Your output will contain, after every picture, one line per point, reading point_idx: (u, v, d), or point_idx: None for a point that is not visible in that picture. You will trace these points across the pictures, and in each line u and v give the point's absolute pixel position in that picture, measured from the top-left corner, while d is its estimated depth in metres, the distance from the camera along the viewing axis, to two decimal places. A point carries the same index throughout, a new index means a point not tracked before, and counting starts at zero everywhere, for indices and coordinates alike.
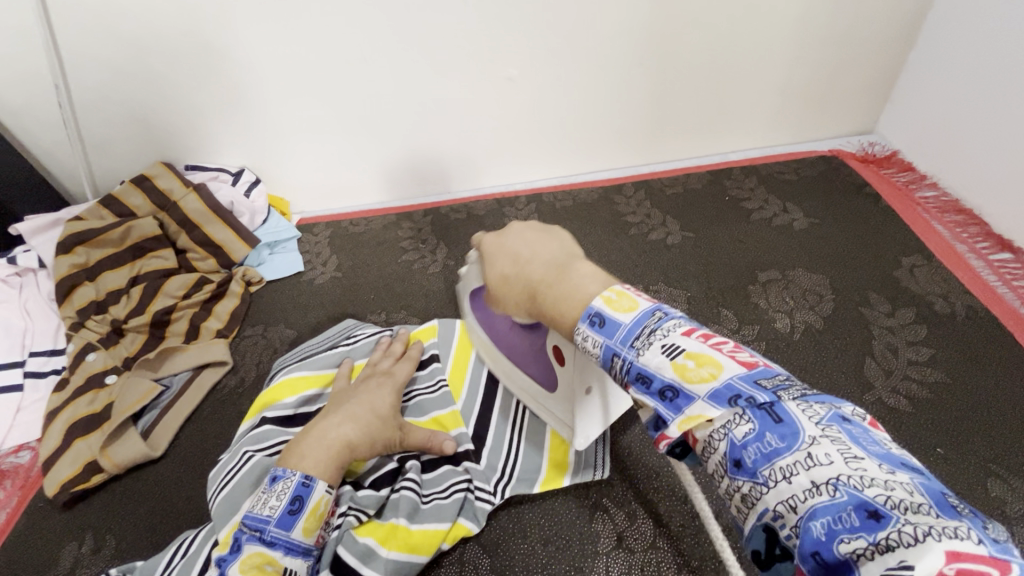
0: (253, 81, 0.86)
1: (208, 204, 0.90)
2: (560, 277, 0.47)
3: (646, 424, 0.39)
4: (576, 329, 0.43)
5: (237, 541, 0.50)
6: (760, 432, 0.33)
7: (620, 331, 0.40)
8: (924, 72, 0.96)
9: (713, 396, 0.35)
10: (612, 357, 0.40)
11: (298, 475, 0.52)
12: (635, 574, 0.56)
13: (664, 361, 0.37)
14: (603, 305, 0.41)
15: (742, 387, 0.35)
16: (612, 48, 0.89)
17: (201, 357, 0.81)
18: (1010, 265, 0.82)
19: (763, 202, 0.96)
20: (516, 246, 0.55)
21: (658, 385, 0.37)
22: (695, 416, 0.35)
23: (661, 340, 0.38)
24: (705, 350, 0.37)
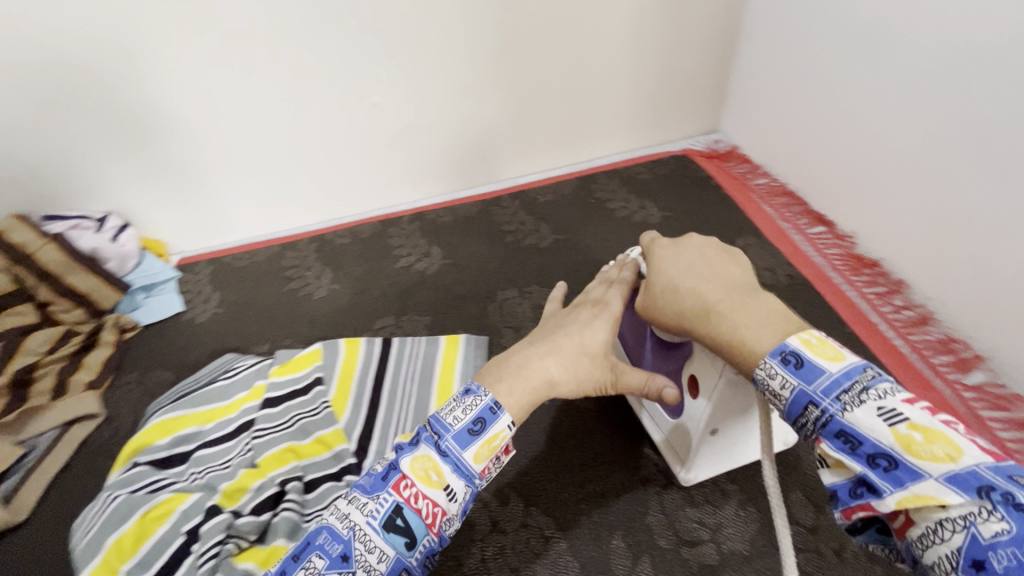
0: (107, 123, 0.85)
1: (70, 253, 0.87)
2: (745, 310, 0.45)
3: (839, 488, 0.38)
4: (763, 362, 0.42)
5: (417, 434, 0.44)
6: (1021, 534, 0.31)
7: (823, 380, 0.39)
8: (745, 77, 1.11)
9: (952, 479, 0.33)
10: (807, 404, 0.39)
11: (491, 397, 0.45)
12: (507, 552, 0.59)
13: (882, 426, 0.36)
14: (804, 346, 0.40)
15: (993, 479, 0.33)
16: (469, 71, 0.96)
17: (68, 413, 0.78)
18: (823, 237, 0.96)
19: (624, 201, 1.06)
20: (691, 258, 0.52)
21: (871, 449, 0.36)
22: (923, 498, 0.34)
23: (876, 401, 0.37)
24: (932, 423, 0.35)
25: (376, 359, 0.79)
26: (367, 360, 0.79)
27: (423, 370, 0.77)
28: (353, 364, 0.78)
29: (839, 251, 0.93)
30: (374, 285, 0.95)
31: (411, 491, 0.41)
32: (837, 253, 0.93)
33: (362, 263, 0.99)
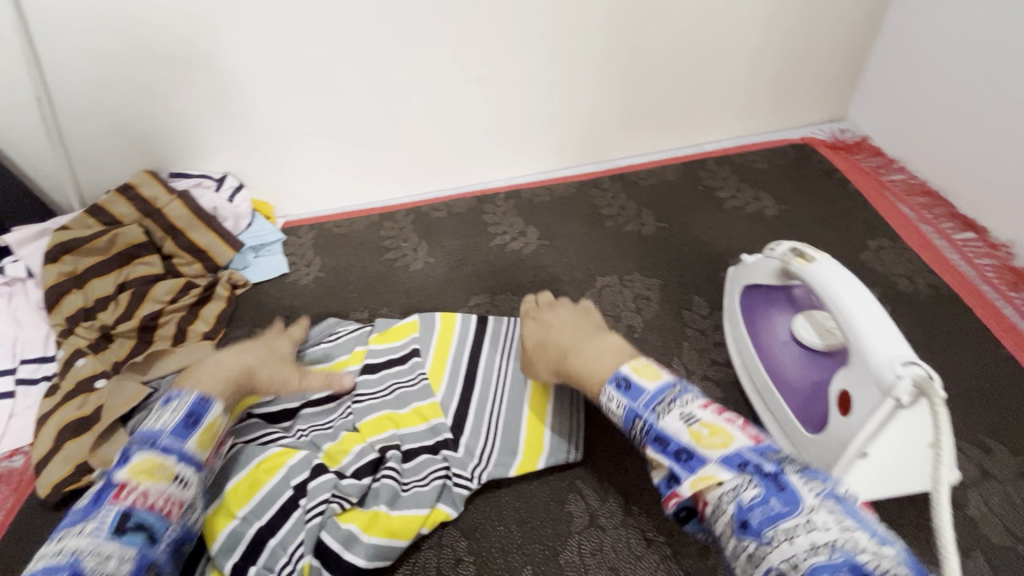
0: (231, 89, 0.88)
1: (192, 210, 0.93)
2: (596, 347, 0.57)
3: (661, 483, 0.47)
4: (603, 389, 0.53)
5: (124, 453, 0.50)
6: (766, 495, 0.40)
7: (645, 396, 0.50)
8: (888, 59, 0.99)
9: (725, 460, 0.43)
10: (634, 418, 0.49)
11: (195, 395, 0.55)
12: (606, 549, 0.59)
13: (683, 427, 0.46)
14: (632, 371, 0.52)
15: (749, 456, 0.43)
16: (582, 45, 0.91)
17: (188, 359, 0.82)
18: (973, 244, 0.85)
19: (735, 191, 0.98)
20: (559, 314, 0.67)
21: (676, 446, 0.46)
22: (709, 477, 0.43)
23: (681, 409, 0.47)
24: (720, 423, 0.46)
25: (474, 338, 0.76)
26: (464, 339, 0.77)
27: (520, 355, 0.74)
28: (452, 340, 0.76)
29: (992, 261, 0.82)
30: (470, 262, 0.94)
31: (135, 494, 0.47)
32: (989, 264, 0.82)
33: (458, 239, 0.98)
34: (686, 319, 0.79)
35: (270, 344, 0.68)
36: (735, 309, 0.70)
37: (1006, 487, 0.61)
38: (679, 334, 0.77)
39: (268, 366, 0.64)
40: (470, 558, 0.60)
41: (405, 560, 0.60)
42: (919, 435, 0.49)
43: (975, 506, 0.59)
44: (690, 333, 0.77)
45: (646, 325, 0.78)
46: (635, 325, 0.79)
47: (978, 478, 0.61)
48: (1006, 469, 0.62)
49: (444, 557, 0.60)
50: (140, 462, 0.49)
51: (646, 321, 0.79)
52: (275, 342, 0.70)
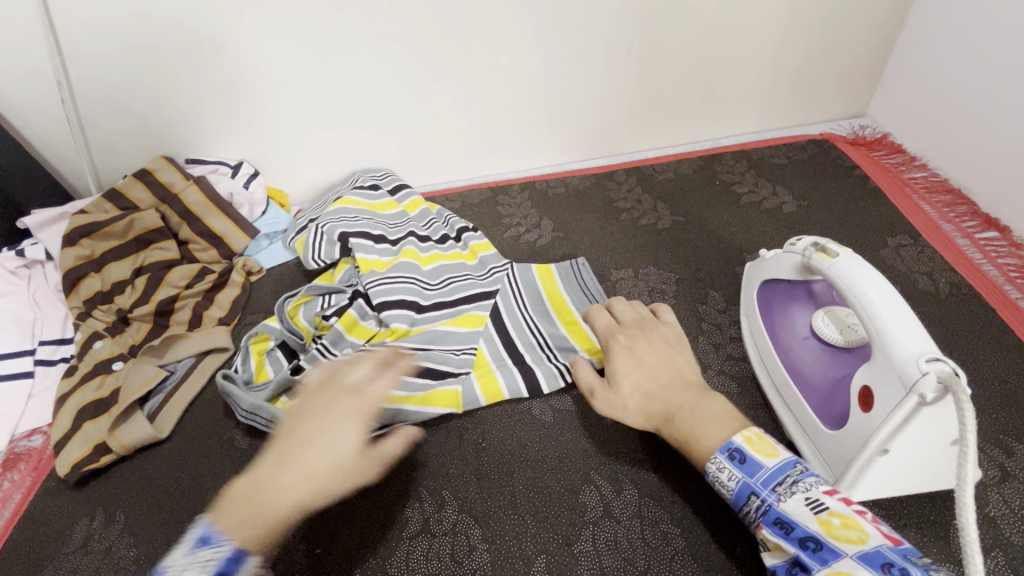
0: (249, 75, 0.88)
1: (209, 196, 0.93)
2: (705, 409, 0.56)
3: (779, 567, 0.47)
4: (712, 457, 0.52)
5: None
6: None
7: (761, 473, 0.50)
8: (912, 55, 0.97)
9: (862, 556, 0.42)
10: (749, 494, 0.49)
11: (228, 548, 0.43)
12: (620, 541, 0.59)
13: (808, 513, 0.46)
14: (746, 443, 0.52)
15: (893, 556, 0.41)
16: (602, 37, 0.90)
17: (203, 344, 0.82)
18: (995, 244, 0.84)
19: (753, 186, 0.97)
20: (660, 355, 0.63)
21: (801, 533, 0.46)
22: (842, 573, 0.42)
23: (804, 493, 0.47)
24: (849, 512, 0.45)
25: (493, 258, 0.86)
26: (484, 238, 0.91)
27: (522, 273, 0.84)
28: (468, 256, 0.88)
29: (1015, 260, 0.81)
30: None
31: None
32: (1012, 264, 0.81)
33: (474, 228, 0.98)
34: (702, 313, 0.78)
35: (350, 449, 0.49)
36: (754, 304, 0.70)
37: None
38: (694, 328, 0.76)
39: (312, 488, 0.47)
40: (485, 546, 0.60)
41: (419, 546, 0.60)
42: (942, 432, 0.49)
43: (996, 506, 0.58)
44: (706, 327, 0.76)
45: None
46: None
47: (999, 478, 0.60)
48: None
49: (458, 545, 0.60)
50: None
51: None
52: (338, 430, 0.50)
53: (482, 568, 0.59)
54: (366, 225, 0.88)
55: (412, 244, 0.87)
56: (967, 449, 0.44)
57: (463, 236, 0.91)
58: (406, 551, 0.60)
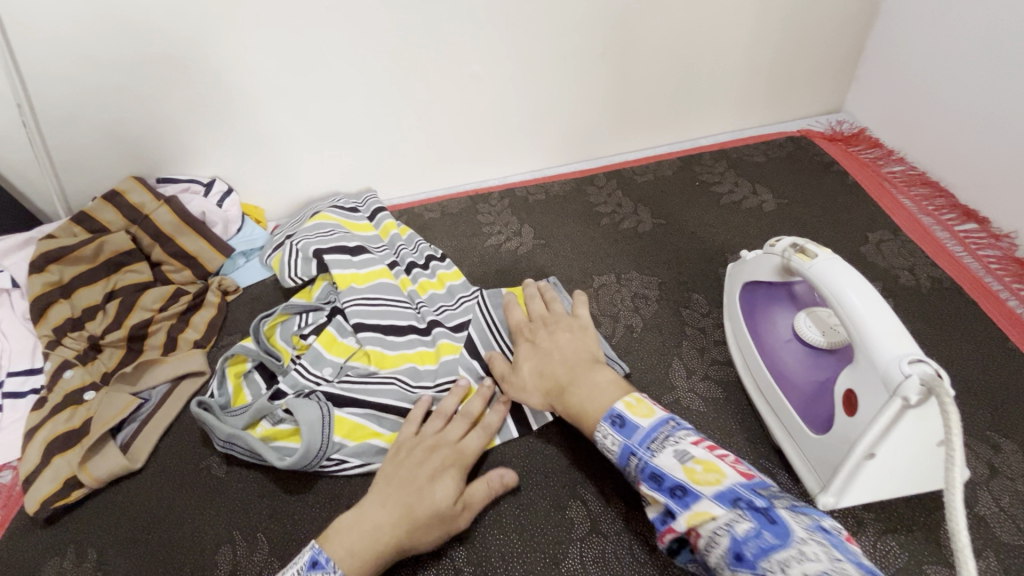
0: (218, 92, 0.86)
1: (181, 216, 0.90)
2: (591, 385, 0.61)
3: (657, 520, 0.50)
4: (598, 426, 0.57)
5: None
6: (758, 528, 0.43)
7: (639, 433, 0.54)
8: (887, 49, 0.97)
9: (718, 496, 0.47)
10: (629, 454, 0.53)
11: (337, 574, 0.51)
12: (609, 557, 0.58)
13: (677, 464, 0.50)
14: (624, 409, 0.56)
15: (742, 491, 0.46)
16: (575, 41, 0.89)
17: (178, 369, 0.80)
18: (975, 236, 0.84)
19: (733, 185, 0.97)
20: (561, 339, 0.69)
21: (670, 483, 0.49)
22: (702, 512, 0.46)
23: (674, 447, 0.52)
24: (710, 458, 0.50)
25: (462, 286, 0.85)
26: (453, 267, 0.89)
27: (494, 297, 0.83)
28: (437, 285, 0.86)
29: (995, 252, 0.81)
30: (465, 262, 0.93)
31: None
32: (992, 256, 0.81)
33: (453, 238, 0.97)
34: (685, 317, 0.77)
35: (433, 494, 0.57)
36: (732, 310, 0.69)
37: (1016, 485, 0.59)
38: (678, 332, 0.75)
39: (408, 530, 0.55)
40: (470, 568, 0.59)
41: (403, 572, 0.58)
42: (928, 434, 0.49)
43: (985, 505, 0.57)
44: (690, 331, 0.75)
45: (646, 324, 0.77)
46: (634, 325, 0.77)
47: (987, 475, 0.59)
48: (1017, 466, 0.60)
49: (443, 568, 0.59)
50: None
51: (645, 321, 0.77)
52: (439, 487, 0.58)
53: None
54: (343, 240, 0.87)
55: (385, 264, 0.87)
56: (954, 453, 0.43)
57: (431, 264, 0.89)
58: None
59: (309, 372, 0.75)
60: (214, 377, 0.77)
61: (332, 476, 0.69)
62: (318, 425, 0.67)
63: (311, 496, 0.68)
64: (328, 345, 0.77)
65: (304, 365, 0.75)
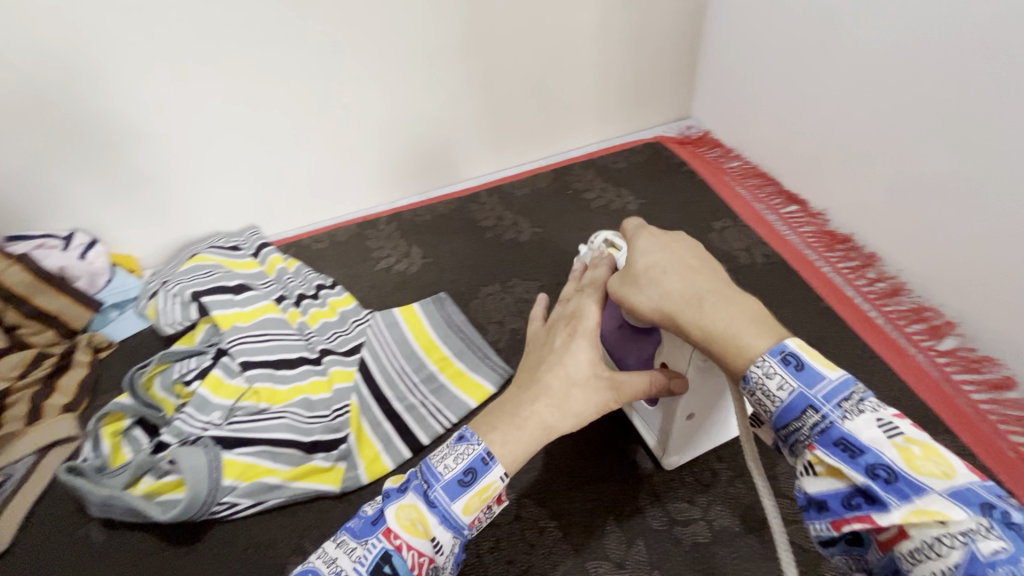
0: (65, 139, 0.83)
1: (37, 274, 0.84)
2: (736, 306, 0.46)
3: (828, 496, 0.38)
4: (759, 360, 0.42)
5: (405, 482, 0.48)
6: (1016, 553, 0.31)
7: (825, 384, 0.39)
8: (713, 63, 1.13)
9: (955, 494, 0.34)
10: (805, 407, 0.39)
11: (482, 446, 0.48)
12: (502, 545, 0.62)
13: (881, 437, 0.37)
14: (800, 349, 0.41)
15: (989, 496, 0.34)
16: (436, 67, 0.95)
17: (46, 437, 0.73)
18: (797, 215, 0.98)
19: (601, 190, 1.06)
20: (662, 256, 0.52)
21: (871, 459, 0.36)
22: (925, 512, 0.34)
23: (875, 415, 0.38)
24: (929, 440, 0.37)
25: (353, 311, 0.87)
26: (344, 292, 0.91)
27: (385, 318, 0.85)
28: (328, 313, 0.87)
29: (812, 228, 0.95)
30: (356, 288, 0.94)
31: (399, 542, 0.45)
32: (810, 231, 0.95)
33: (342, 266, 0.98)
34: None
35: (576, 357, 0.51)
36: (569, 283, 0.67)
37: None
38: None
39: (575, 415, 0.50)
40: None
41: None
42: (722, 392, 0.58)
43: None
44: None
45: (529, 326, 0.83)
46: (518, 327, 0.83)
47: None
48: None
49: None
50: (406, 513, 0.46)
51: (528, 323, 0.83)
52: (571, 358, 0.51)
53: None
54: (222, 279, 0.86)
55: (272, 299, 0.87)
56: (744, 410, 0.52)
57: (321, 293, 0.90)
58: None
59: (194, 419, 0.73)
60: (87, 441, 0.73)
61: (224, 521, 0.67)
62: (203, 471, 0.65)
63: (202, 546, 0.66)
64: (214, 389, 0.75)
65: (188, 414, 0.73)
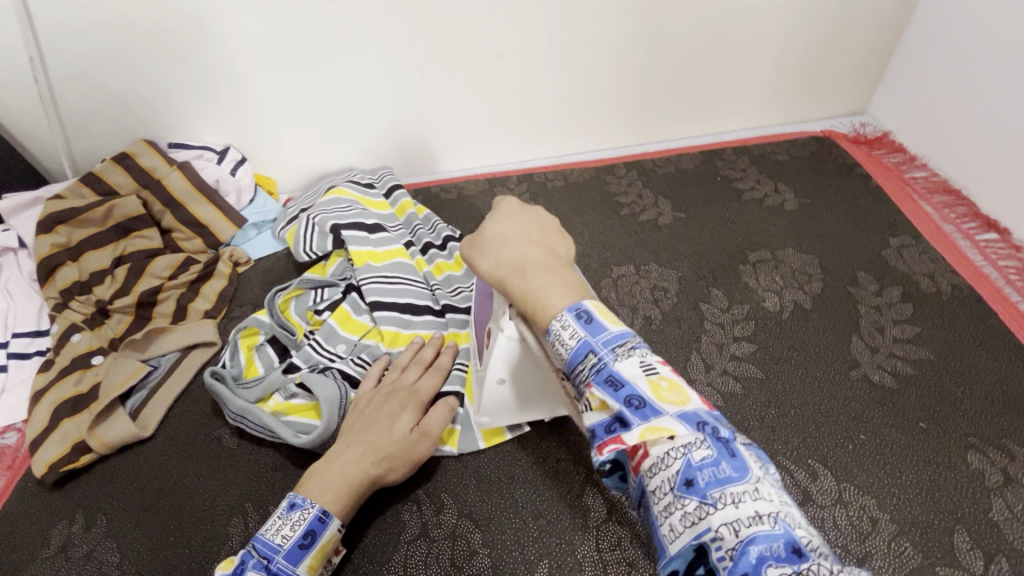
0: (234, 58, 0.84)
1: (193, 182, 0.88)
2: (557, 279, 0.45)
3: (597, 425, 0.38)
4: (558, 315, 0.42)
5: (243, 564, 0.53)
6: (717, 457, 0.35)
7: (605, 335, 0.40)
8: (915, 53, 0.96)
9: (681, 416, 0.36)
10: (586, 353, 0.39)
11: (316, 508, 0.55)
12: (624, 544, 0.59)
13: (639, 373, 0.38)
14: (595, 308, 0.41)
15: (707, 418, 0.37)
16: (604, 24, 0.88)
17: (189, 338, 0.78)
18: (996, 246, 0.84)
19: (754, 182, 0.96)
20: (510, 227, 0.49)
21: (629, 392, 0.37)
22: (660, 430, 0.36)
23: (640, 356, 0.39)
24: (675, 377, 0.39)
25: None
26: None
27: None
28: (454, 266, 0.85)
29: (1015, 263, 0.82)
30: None
31: None
32: (1011, 266, 0.81)
33: (469, 221, 0.96)
34: (704, 312, 0.77)
35: (400, 421, 0.62)
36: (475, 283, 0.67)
37: None
38: (697, 326, 0.75)
39: (391, 467, 0.59)
40: (485, 550, 0.60)
41: (415, 549, 0.60)
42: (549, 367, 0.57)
43: (999, 511, 0.59)
44: (709, 326, 0.75)
45: (664, 317, 0.77)
46: (653, 316, 0.77)
47: (1002, 482, 0.61)
48: None
49: (459, 549, 0.60)
50: None
51: (664, 313, 0.77)
52: (394, 422, 0.62)
53: (483, 573, 0.58)
54: (359, 217, 0.86)
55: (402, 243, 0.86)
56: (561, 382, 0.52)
57: (449, 245, 0.87)
58: (404, 555, 0.59)
59: (323, 348, 0.74)
60: (226, 348, 0.76)
61: None
62: (337, 405, 0.66)
63: None
64: (342, 321, 0.76)
65: (317, 342, 0.75)
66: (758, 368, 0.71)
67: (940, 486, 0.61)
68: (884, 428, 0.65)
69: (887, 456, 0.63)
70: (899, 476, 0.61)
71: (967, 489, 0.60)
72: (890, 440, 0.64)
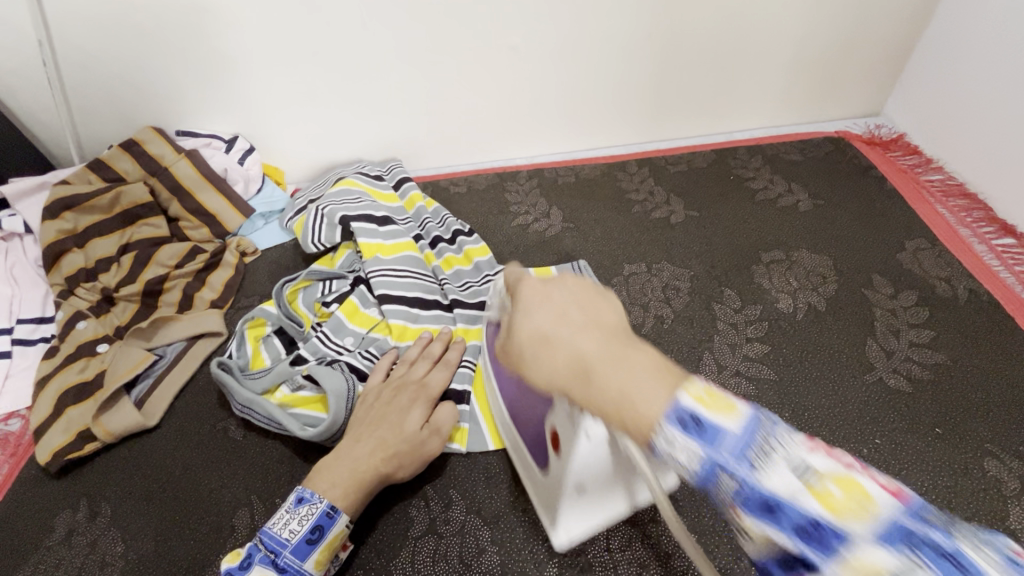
0: (244, 46, 0.82)
1: (202, 171, 0.88)
2: (633, 364, 0.34)
3: (766, 559, 0.29)
4: (655, 436, 0.31)
5: (249, 558, 0.53)
6: None
7: (728, 439, 0.30)
8: (934, 55, 0.95)
9: (880, 534, 0.26)
10: (716, 473, 0.29)
11: (325, 502, 0.55)
12: (634, 545, 0.59)
13: (799, 484, 0.28)
14: (696, 401, 0.31)
15: (910, 521, 0.26)
16: (619, 20, 0.86)
17: (195, 327, 0.78)
18: (1013, 251, 0.83)
19: (768, 182, 0.95)
20: (544, 317, 0.38)
21: (794, 517, 0.27)
22: (860, 563, 0.26)
23: (786, 454, 0.29)
24: (844, 469, 0.29)
25: (489, 263, 0.83)
26: (480, 241, 0.86)
27: None
28: (463, 261, 0.84)
29: None
30: (491, 240, 0.91)
31: None
32: None
33: (479, 215, 0.95)
34: (717, 312, 0.76)
35: (411, 416, 0.61)
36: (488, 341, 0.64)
37: None
38: (710, 326, 0.74)
39: (401, 463, 0.59)
40: (494, 547, 0.59)
41: (423, 545, 0.59)
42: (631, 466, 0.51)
43: (1016, 519, 0.58)
44: (722, 326, 0.75)
45: (676, 316, 0.76)
46: (664, 315, 0.76)
47: (1018, 490, 0.60)
48: None
49: (468, 546, 0.59)
50: None
51: (676, 312, 0.77)
52: (405, 417, 0.61)
53: (492, 570, 0.58)
54: (368, 209, 0.85)
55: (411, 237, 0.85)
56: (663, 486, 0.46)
57: (458, 240, 0.86)
58: (412, 551, 0.59)
59: (330, 341, 0.74)
60: (232, 339, 0.76)
61: None
62: (344, 398, 0.65)
63: None
64: (349, 315, 0.76)
65: (324, 335, 0.74)
66: (771, 369, 0.70)
67: (955, 493, 0.60)
68: (898, 433, 0.64)
69: (901, 460, 0.62)
70: (913, 481, 0.61)
71: (983, 496, 0.60)
72: (904, 445, 0.63)
